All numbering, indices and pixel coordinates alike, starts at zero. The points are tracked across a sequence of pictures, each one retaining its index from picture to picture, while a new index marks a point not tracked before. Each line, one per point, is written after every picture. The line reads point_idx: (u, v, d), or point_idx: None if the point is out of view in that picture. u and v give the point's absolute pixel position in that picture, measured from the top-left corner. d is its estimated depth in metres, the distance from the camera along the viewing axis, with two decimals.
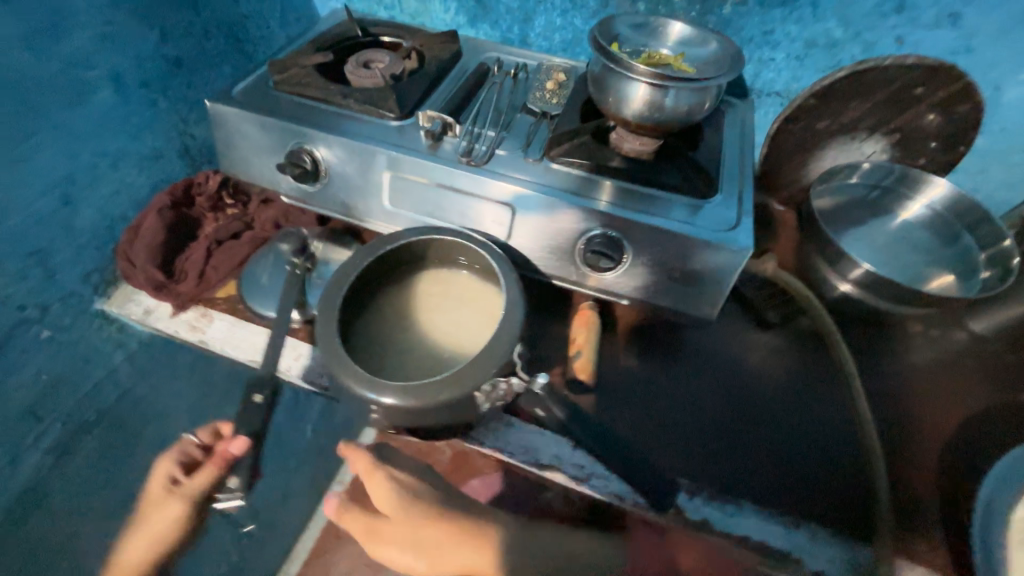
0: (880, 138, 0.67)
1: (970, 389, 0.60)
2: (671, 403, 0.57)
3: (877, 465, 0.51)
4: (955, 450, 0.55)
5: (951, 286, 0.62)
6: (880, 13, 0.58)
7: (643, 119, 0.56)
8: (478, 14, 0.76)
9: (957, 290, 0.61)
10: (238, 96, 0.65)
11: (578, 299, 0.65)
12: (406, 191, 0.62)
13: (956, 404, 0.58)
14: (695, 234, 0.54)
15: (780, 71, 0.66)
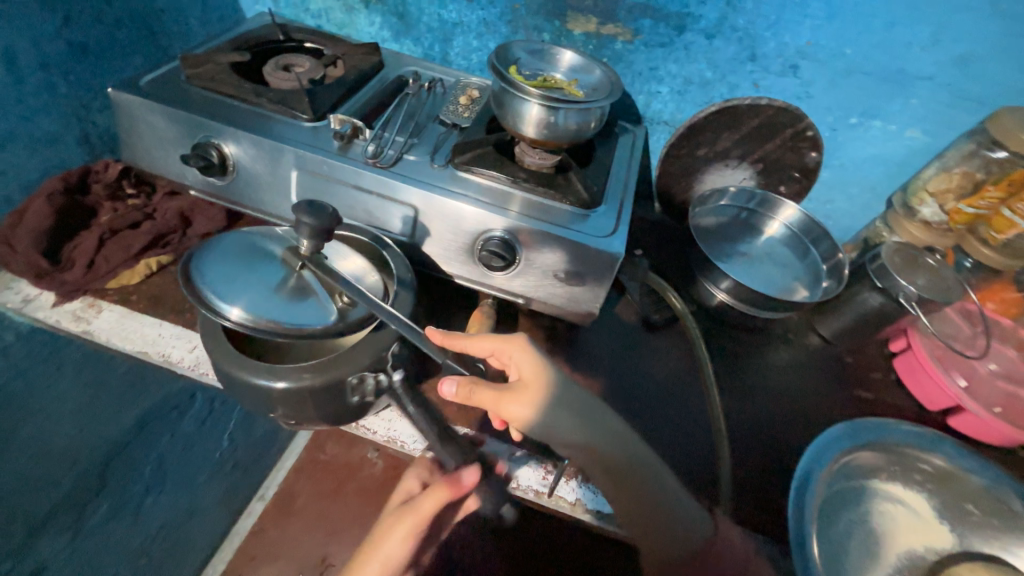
0: (747, 166, 0.78)
1: (817, 386, 0.69)
2: None
3: (721, 437, 0.58)
4: (797, 433, 0.63)
5: (801, 294, 0.72)
6: (739, 60, 0.68)
7: (538, 135, 0.62)
8: (401, 30, 0.81)
9: (809, 297, 0.72)
10: (146, 86, 0.65)
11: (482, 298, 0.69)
12: (315, 190, 0.64)
13: (801, 395, 0.67)
14: (578, 237, 0.60)
15: (666, 103, 0.75)
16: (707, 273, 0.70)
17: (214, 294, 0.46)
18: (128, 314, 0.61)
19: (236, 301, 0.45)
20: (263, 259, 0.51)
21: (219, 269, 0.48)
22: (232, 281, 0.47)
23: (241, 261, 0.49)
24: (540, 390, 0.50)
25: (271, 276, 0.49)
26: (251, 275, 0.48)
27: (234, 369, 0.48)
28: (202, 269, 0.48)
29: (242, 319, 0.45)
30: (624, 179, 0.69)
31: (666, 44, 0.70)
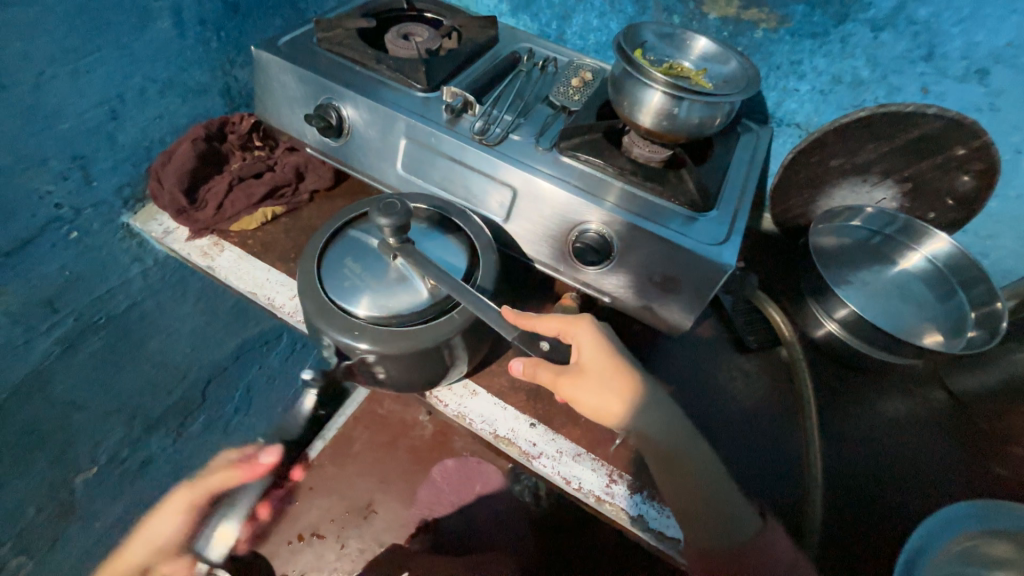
0: (891, 185, 0.68)
1: (936, 447, 0.60)
2: None
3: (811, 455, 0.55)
4: (906, 498, 0.55)
5: (936, 341, 0.62)
6: (908, 58, 0.58)
7: (654, 125, 0.57)
8: (521, 5, 0.79)
9: (945, 346, 0.61)
10: (283, 46, 0.69)
11: (566, 290, 0.67)
12: (418, 160, 0.65)
13: (916, 457, 0.58)
14: (680, 241, 0.56)
15: (803, 103, 0.67)
16: (821, 300, 0.62)
17: (334, 295, 0.51)
18: (244, 257, 0.67)
19: (358, 303, 0.51)
20: (363, 247, 0.55)
21: (330, 269, 0.53)
22: (344, 280, 0.52)
23: (345, 258, 0.54)
24: (597, 367, 0.49)
25: (376, 268, 0.53)
26: (358, 270, 0.53)
27: (323, 322, 0.50)
28: (317, 266, 0.54)
29: (364, 319, 0.50)
30: (742, 184, 0.62)
31: (818, 35, 0.61)
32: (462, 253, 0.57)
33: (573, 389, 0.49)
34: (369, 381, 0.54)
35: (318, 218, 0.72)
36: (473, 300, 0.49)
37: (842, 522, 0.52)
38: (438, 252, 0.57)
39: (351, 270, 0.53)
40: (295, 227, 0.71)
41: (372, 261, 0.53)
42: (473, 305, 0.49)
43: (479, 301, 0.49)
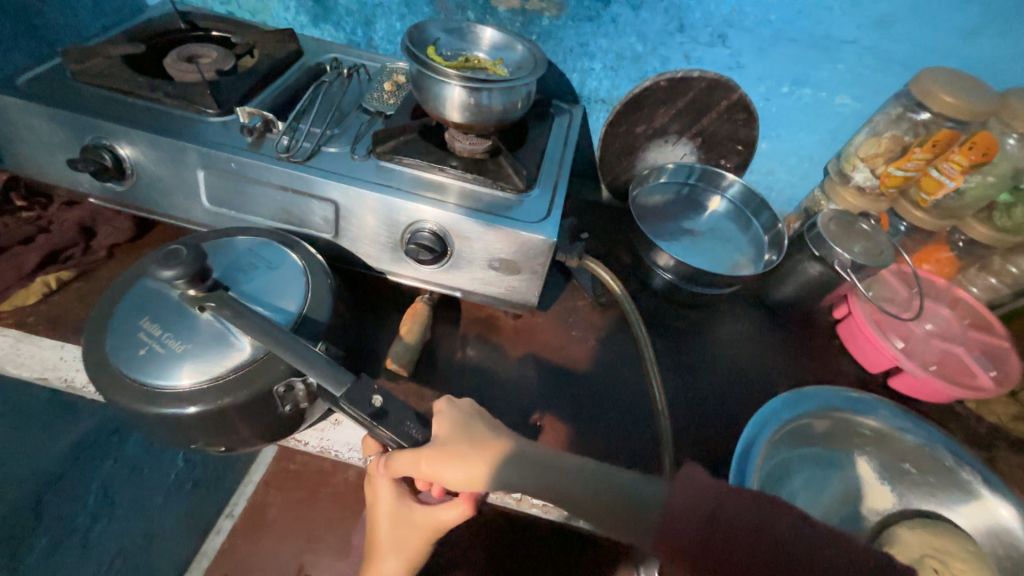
0: (687, 141, 0.77)
1: (761, 356, 0.69)
2: (500, 387, 0.60)
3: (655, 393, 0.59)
4: (743, 405, 0.63)
5: (744, 267, 0.72)
6: (668, 32, 0.66)
7: (462, 118, 0.59)
8: (319, 14, 0.75)
9: (752, 269, 0.72)
10: (23, 86, 0.58)
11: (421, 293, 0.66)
12: (226, 190, 0.59)
13: (748, 367, 0.68)
14: (509, 226, 0.57)
15: (599, 80, 0.73)
16: (647, 251, 0.70)
17: (129, 367, 0.43)
18: (23, 338, 0.56)
19: (169, 372, 0.42)
20: (162, 299, 0.46)
21: (121, 338, 0.44)
22: (140, 343, 0.44)
23: (138, 316, 0.45)
24: (464, 443, 0.43)
25: (180, 328, 0.45)
26: (157, 330, 0.44)
27: (124, 399, 0.42)
28: (108, 331, 0.45)
29: (174, 388, 0.42)
30: (560, 159, 0.66)
31: (594, 18, 0.67)
32: (298, 289, 0.49)
33: (435, 470, 0.42)
34: (233, 446, 0.47)
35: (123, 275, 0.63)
36: (299, 356, 0.42)
37: (700, 453, 0.57)
38: (264, 293, 0.48)
39: (149, 337, 0.44)
40: (92, 291, 0.61)
41: (173, 317, 0.45)
42: (295, 359, 0.42)
43: (306, 356, 0.42)
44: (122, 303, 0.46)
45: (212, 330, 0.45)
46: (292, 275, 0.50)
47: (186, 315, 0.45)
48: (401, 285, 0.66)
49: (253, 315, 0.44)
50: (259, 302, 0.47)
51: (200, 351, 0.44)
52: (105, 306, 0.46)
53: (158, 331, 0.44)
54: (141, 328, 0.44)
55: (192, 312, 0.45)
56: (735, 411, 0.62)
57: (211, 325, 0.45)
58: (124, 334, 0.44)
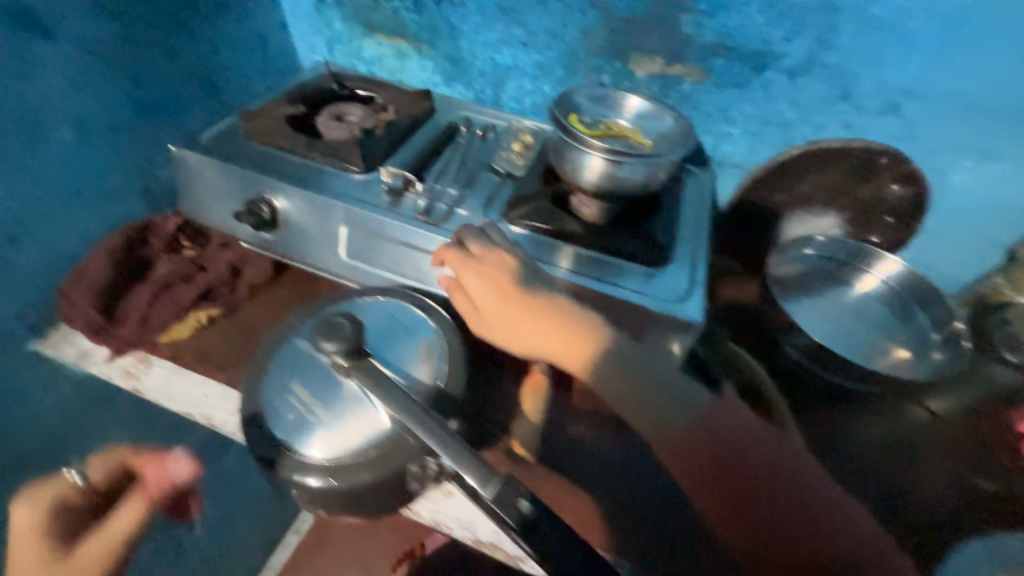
0: (835, 213, 0.69)
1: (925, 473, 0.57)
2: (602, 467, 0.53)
3: None
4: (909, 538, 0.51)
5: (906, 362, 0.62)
6: (827, 99, 0.61)
7: (600, 186, 0.58)
8: (453, 74, 0.78)
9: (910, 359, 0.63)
10: (204, 142, 0.66)
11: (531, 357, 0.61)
12: (363, 245, 0.62)
13: (913, 485, 0.55)
14: (648, 306, 0.53)
15: (737, 145, 0.69)
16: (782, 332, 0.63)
17: (280, 432, 0.44)
18: (176, 369, 0.60)
19: (316, 442, 0.43)
20: (312, 362, 0.47)
21: (274, 400, 0.45)
22: (292, 405, 0.45)
23: (290, 378, 0.47)
24: (569, 325, 0.51)
25: (327, 396, 0.45)
26: (306, 395, 0.45)
27: (272, 463, 0.43)
28: (261, 389, 0.47)
29: (319, 460, 0.42)
30: (697, 230, 0.62)
31: (740, 83, 0.63)
32: (432, 358, 0.49)
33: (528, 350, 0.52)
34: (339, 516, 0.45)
35: (259, 314, 0.66)
36: (440, 439, 0.40)
37: None
38: (400, 361, 0.48)
39: (298, 402, 0.45)
40: (233, 328, 0.64)
41: (319, 383, 0.46)
42: (436, 445, 0.40)
43: (448, 442, 0.40)
44: (274, 364, 0.48)
45: (355, 401, 0.45)
46: (426, 344, 0.50)
47: (331, 382, 0.46)
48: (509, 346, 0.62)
49: (394, 388, 0.43)
50: (397, 371, 0.47)
51: (344, 423, 0.44)
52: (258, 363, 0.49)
53: (307, 397, 0.45)
54: (292, 392, 0.46)
55: (337, 381, 0.46)
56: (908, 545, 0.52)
57: (353, 395, 0.45)
58: (277, 397, 0.46)
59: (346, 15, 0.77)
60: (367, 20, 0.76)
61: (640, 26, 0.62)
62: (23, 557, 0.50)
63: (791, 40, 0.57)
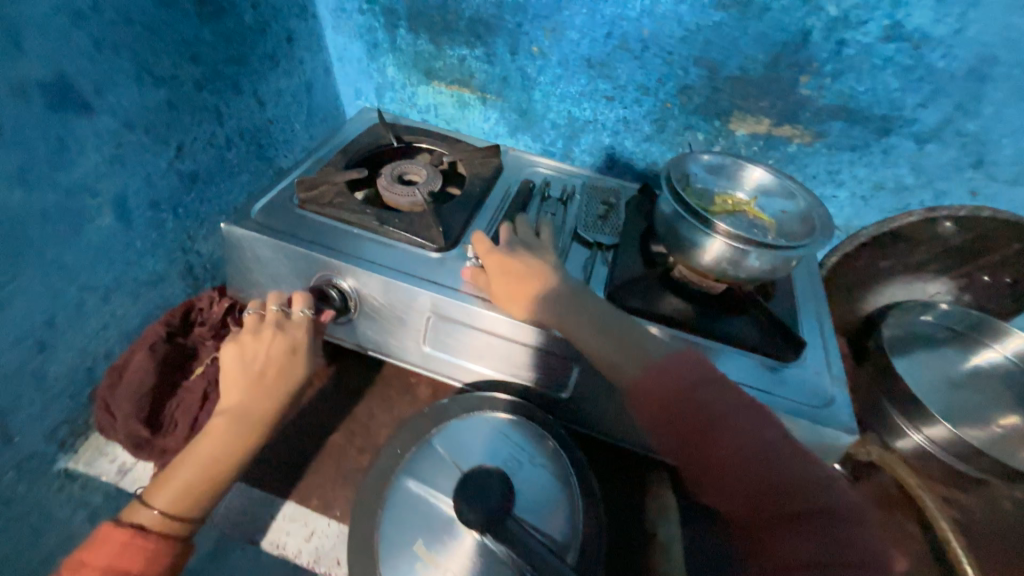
0: (947, 280, 0.65)
1: None
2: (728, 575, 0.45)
3: None
4: None
5: None
6: (956, 166, 0.56)
7: (714, 271, 0.50)
8: (520, 125, 0.70)
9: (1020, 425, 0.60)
10: (257, 216, 0.57)
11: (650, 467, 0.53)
12: (449, 335, 0.54)
13: None
14: (794, 413, 0.46)
15: (842, 208, 0.63)
16: (905, 412, 0.58)
17: None
18: (236, 486, 0.52)
19: None
20: (432, 510, 0.40)
21: (393, 562, 0.38)
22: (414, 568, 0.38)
23: (410, 533, 0.39)
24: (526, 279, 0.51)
25: (456, 557, 0.38)
26: (431, 556, 0.38)
27: None
28: (372, 546, 0.39)
29: None
30: (819, 313, 0.56)
31: (858, 147, 0.57)
32: (565, 495, 0.43)
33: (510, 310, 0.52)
34: None
35: (323, 409, 0.58)
36: None
37: None
38: (531, 501, 0.42)
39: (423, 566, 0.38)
40: (295, 430, 0.56)
41: (443, 542, 0.39)
42: None
43: None
44: (386, 509, 0.41)
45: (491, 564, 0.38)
46: (556, 478, 0.44)
47: (459, 541, 0.39)
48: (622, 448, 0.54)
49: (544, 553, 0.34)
50: (529, 519, 0.41)
51: None
52: (361, 509, 0.41)
53: (434, 560, 0.38)
54: (415, 551, 0.38)
55: (467, 541, 0.39)
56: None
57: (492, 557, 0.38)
58: (398, 558, 0.38)
59: (402, 62, 0.69)
60: (426, 68, 0.69)
61: (750, 86, 0.56)
62: (244, 403, 0.46)
63: (927, 106, 0.52)
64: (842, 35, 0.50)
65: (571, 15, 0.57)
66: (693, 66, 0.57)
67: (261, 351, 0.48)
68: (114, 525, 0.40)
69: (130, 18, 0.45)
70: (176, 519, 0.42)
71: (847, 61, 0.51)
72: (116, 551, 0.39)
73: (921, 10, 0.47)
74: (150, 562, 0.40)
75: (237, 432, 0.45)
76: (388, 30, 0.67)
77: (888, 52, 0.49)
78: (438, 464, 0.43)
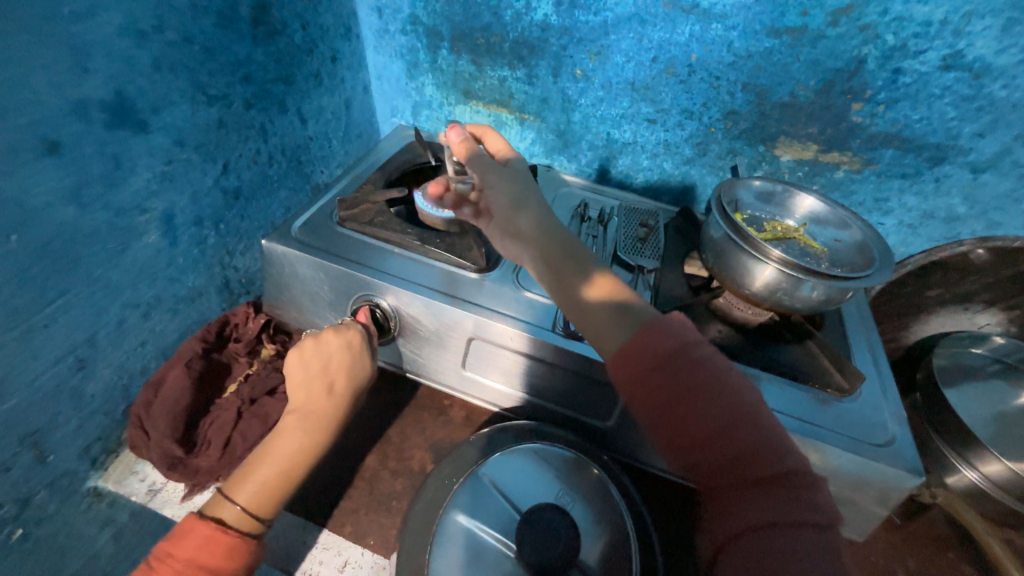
0: (998, 311, 0.63)
1: None
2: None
3: None
4: None
5: None
6: (1012, 197, 0.54)
7: (764, 299, 0.48)
8: (556, 145, 0.70)
9: None
10: (297, 233, 0.57)
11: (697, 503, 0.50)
12: (482, 356, 0.52)
13: None
14: (846, 448, 0.44)
15: (889, 235, 0.62)
16: (960, 449, 0.55)
17: None
18: None
19: None
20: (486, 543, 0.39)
21: None
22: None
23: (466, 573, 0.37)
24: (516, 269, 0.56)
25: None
26: None
27: None
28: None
29: None
30: (871, 345, 0.54)
31: (908, 176, 0.56)
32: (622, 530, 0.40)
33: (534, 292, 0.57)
34: None
35: (354, 432, 0.56)
36: None
37: None
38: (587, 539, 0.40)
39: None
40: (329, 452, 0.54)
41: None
42: None
43: None
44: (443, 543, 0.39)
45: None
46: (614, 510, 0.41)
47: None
48: (668, 481, 0.52)
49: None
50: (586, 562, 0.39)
51: None
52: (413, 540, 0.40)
53: None
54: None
55: None
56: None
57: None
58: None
59: (442, 82, 0.70)
60: (465, 87, 0.69)
61: (799, 112, 0.55)
62: (312, 400, 0.46)
63: (984, 136, 0.51)
64: (899, 63, 0.49)
65: (617, 39, 0.57)
66: (741, 91, 0.56)
67: (322, 359, 0.48)
68: (198, 518, 0.40)
69: (189, 38, 0.45)
70: (258, 516, 0.42)
71: (902, 90, 0.50)
72: (199, 544, 0.39)
73: (984, 40, 0.46)
74: (231, 557, 0.39)
75: (309, 424, 0.45)
76: (430, 50, 0.67)
77: (947, 81, 0.49)
78: (487, 493, 0.41)
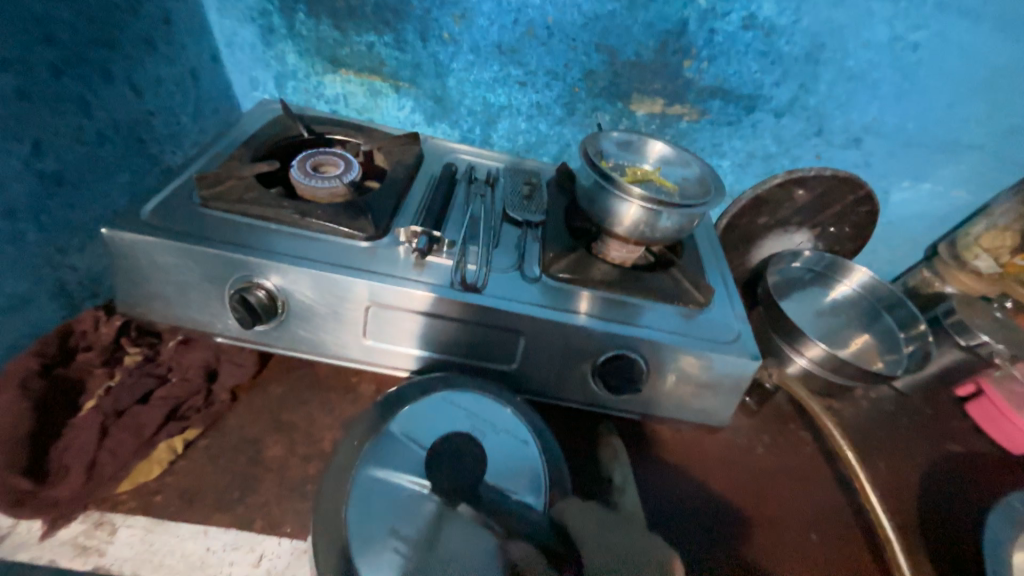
0: (806, 231, 0.78)
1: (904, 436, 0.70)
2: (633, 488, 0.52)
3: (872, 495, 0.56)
4: (923, 495, 0.62)
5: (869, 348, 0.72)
6: (805, 135, 0.68)
7: (633, 235, 0.55)
8: (436, 113, 0.70)
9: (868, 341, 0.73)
10: (149, 218, 0.50)
11: (599, 425, 0.56)
12: (384, 324, 0.52)
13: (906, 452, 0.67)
14: (705, 347, 0.53)
15: (726, 176, 0.74)
16: (791, 341, 0.68)
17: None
18: (155, 526, 0.44)
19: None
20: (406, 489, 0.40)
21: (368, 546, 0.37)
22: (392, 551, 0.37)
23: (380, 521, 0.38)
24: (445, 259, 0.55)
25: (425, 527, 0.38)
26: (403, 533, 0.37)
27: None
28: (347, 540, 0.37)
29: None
30: (718, 267, 0.64)
31: (733, 122, 0.67)
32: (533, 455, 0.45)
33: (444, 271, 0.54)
34: None
35: (253, 427, 0.53)
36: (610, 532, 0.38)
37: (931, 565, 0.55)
38: (500, 465, 0.43)
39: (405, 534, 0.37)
40: (225, 451, 0.50)
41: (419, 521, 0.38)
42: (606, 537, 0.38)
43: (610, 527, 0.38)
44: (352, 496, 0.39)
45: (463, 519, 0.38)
46: (522, 440, 0.45)
47: (436, 515, 0.38)
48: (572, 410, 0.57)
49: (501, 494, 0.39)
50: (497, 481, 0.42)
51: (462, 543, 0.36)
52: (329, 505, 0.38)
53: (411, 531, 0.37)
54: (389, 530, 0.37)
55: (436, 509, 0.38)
56: (941, 551, 0.56)
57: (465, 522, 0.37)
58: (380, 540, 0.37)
59: (304, 48, 0.65)
60: (330, 55, 0.65)
61: (645, 70, 0.63)
62: None
63: (780, 85, 0.63)
64: (713, 24, 0.58)
65: (478, 2, 0.59)
66: (595, 52, 0.62)
67: None
68: None
69: None
70: None
71: (717, 48, 0.60)
72: None
73: (768, 4, 0.56)
74: None
75: None
76: (284, 13, 0.62)
77: (748, 40, 0.59)
78: (399, 445, 0.42)
